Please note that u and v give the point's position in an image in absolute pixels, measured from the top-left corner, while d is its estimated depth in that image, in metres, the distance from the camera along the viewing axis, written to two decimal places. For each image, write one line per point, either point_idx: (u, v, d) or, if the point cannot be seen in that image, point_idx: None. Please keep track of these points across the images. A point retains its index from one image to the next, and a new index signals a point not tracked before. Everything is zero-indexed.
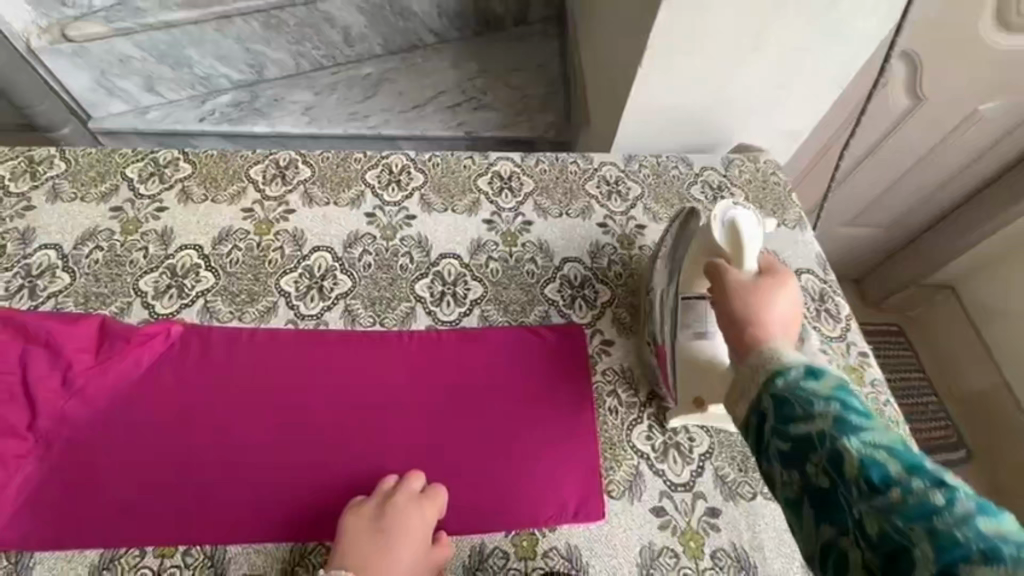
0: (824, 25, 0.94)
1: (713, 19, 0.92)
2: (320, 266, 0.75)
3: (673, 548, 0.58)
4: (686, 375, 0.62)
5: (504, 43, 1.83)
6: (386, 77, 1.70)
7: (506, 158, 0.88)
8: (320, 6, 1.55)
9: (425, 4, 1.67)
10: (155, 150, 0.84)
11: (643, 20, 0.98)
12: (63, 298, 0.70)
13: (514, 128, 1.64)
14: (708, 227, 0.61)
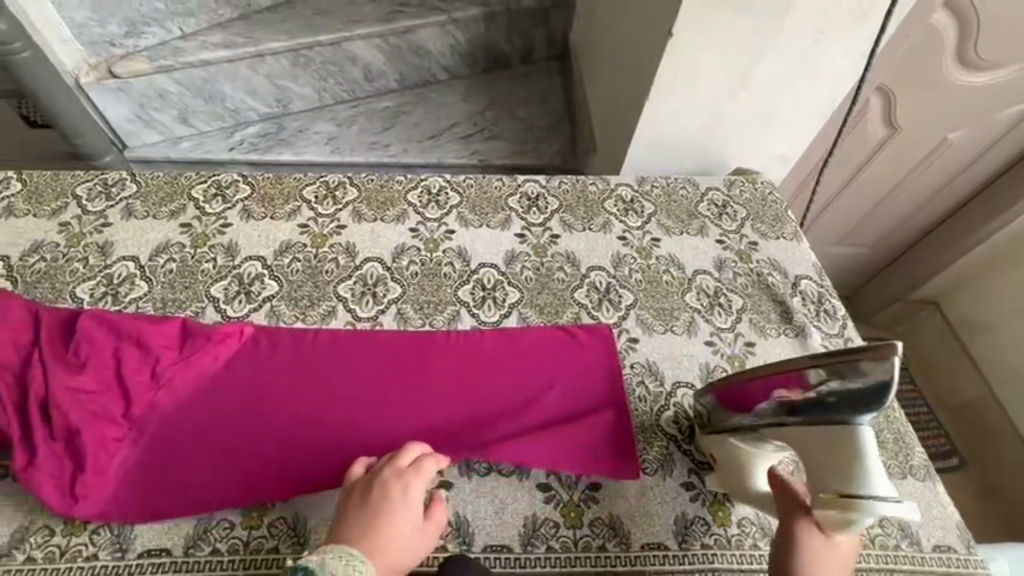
0: (805, 68, 1.08)
1: (713, 51, 1.04)
2: (372, 274, 0.83)
3: (704, 517, 0.65)
4: (718, 439, 0.66)
5: (510, 80, 1.97)
6: (403, 110, 1.83)
7: (532, 180, 0.99)
8: (345, 46, 1.67)
9: (440, 44, 1.81)
10: (218, 174, 0.93)
11: (650, 58, 1.11)
12: (143, 303, 0.77)
13: (523, 157, 1.75)
14: (833, 485, 0.53)
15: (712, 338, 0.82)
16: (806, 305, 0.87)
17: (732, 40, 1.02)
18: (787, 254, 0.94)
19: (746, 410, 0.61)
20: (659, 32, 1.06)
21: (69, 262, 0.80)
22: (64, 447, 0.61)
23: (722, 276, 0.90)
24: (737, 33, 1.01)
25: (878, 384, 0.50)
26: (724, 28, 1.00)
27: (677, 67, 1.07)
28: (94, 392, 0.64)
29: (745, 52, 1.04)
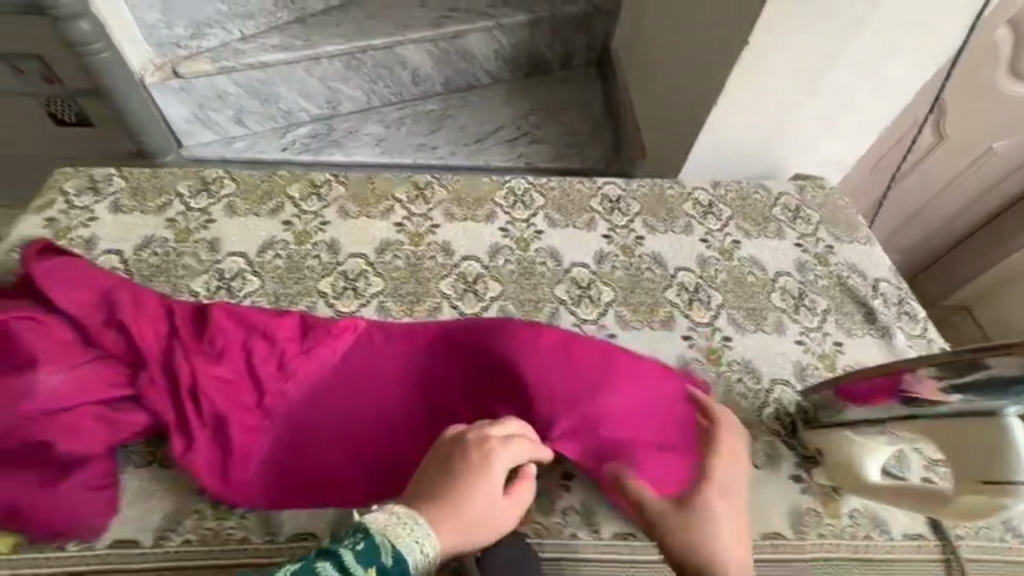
0: (871, 79, 1.12)
1: (783, 59, 1.07)
2: (471, 272, 0.86)
3: (816, 509, 0.67)
4: (829, 437, 0.69)
5: (551, 85, 1.97)
6: (448, 113, 1.83)
7: (612, 183, 1.02)
8: (396, 50, 1.70)
9: (486, 49, 1.83)
10: (311, 173, 0.95)
11: (717, 65, 1.14)
12: (257, 297, 0.79)
13: (567, 160, 1.76)
14: (976, 475, 0.56)
15: (801, 338, 0.85)
16: (888, 306, 0.90)
17: (802, 48, 1.05)
18: (863, 257, 0.97)
19: (868, 406, 0.65)
20: (730, 42, 1.09)
21: (181, 257, 0.82)
22: (210, 434, 0.63)
23: (804, 277, 0.92)
24: (809, 41, 1.04)
25: (1017, 377, 0.53)
26: (796, 37, 1.03)
27: (746, 74, 1.10)
28: (233, 381, 0.65)
29: (814, 61, 1.08)
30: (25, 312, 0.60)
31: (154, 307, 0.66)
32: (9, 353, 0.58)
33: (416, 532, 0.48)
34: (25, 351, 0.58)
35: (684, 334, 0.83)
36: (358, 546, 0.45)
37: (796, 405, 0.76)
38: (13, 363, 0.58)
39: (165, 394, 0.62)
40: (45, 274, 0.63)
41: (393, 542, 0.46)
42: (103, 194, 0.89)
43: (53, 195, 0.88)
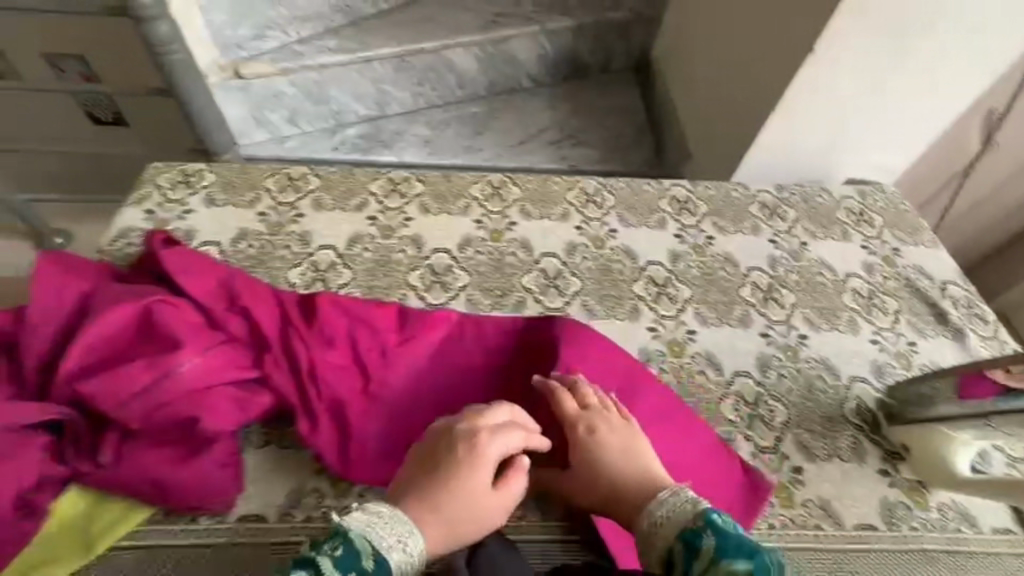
0: (929, 88, 1.13)
1: (851, 58, 1.06)
2: (552, 268, 0.89)
3: (904, 501, 0.70)
4: (915, 434, 0.72)
5: (593, 90, 2.00)
6: (493, 111, 1.88)
7: (679, 185, 1.04)
8: (445, 53, 1.73)
9: (530, 52, 1.86)
10: (390, 171, 0.98)
11: (779, 63, 1.13)
12: (351, 288, 0.82)
13: (612, 163, 1.79)
14: None
15: (876, 337, 0.86)
16: (958, 308, 0.91)
17: (871, 47, 1.04)
18: (929, 260, 0.98)
19: (967, 405, 0.68)
20: (795, 40, 1.07)
21: (276, 249, 0.85)
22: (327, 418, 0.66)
23: (873, 278, 0.94)
24: (866, 53, 1.05)
25: None
26: (868, 35, 1.02)
27: (812, 73, 1.08)
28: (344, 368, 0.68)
29: (879, 63, 1.08)
30: (156, 294, 0.63)
31: (269, 296, 0.70)
32: (147, 334, 0.61)
33: (402, 538, 0.50)
34: (163, 332, 0.61)
35: (762, 332, 0.85)
36: (336, 552, 0.48)
37: (877, 401, 0.78)
38: (151, 343, 0.61)
39: (287, 378, 0.66)
40: (173, 264, 0.68)
41: (376, 546, 0.49)
42: (195, 188, 0.92)
43: (148, 188, 0.92)
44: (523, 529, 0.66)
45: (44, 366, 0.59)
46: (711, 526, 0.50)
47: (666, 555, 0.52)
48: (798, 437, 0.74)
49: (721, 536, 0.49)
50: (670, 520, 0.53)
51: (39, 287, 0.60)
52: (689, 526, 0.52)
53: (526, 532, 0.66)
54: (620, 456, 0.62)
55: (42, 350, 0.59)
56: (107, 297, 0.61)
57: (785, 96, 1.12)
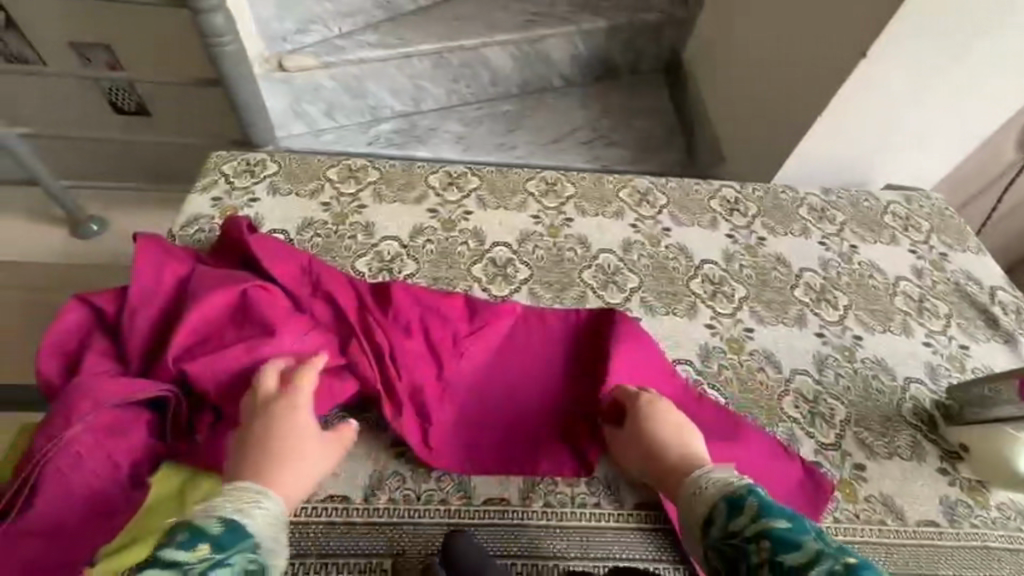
0: (972, 92, 1.12)
1: (903, 61, 1.04)
2: (609, 264, 0.90)
3: (966, 501, 0.72)
4: (981, 435, 0.73)
5: (622, 92, 1.88)
6: (525, 113, 1.79)
7: (729, 185, 1.04)
8: (482, 50, 1.67)
9: (564, 53, 1.77)
10: (447, 165, 0.99)
11: (831, 63, 1.09)
12: (417, 278, 0.84)
13: (644, 165, 1.71)
14: None
15: (929, 340, 0.88)
16: (1006, 315, 0.93)
17: (924, 48, 1.02)
18: (976, 266, 1.00)
19: None
20: (847, 43, 1.05)
21: (342, 239, 0.87)
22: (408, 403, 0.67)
23: (922, 282, 0.95)
24: (915, 58, 1.03)
25: None
26: (920, 39, 1.00)
27: (861, 75, 1.06)
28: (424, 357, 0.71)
29: (931, 65, 1.06)
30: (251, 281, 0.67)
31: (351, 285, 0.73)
32: (241, 319, 0.65)
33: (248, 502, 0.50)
34: (255, 317, 0.65)
35: (818, 332, 0.86)
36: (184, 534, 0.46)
37: (932, 401, 0.80)
38: (244, 327, 0.65)
39: (368, 365, 0.68)
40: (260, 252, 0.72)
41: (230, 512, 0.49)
42: (259, 176, 0.94)
43: (214, 175, 0.93)
44: (601, 517, 0.66)
45: (147, 347, 0.64)
46: (755, 492, 0.50)
47: (705, 515, 0.52)
48: (858, 435, 0.76)
49: (765, 500, 0.49)
50: (715, 484, 0.54)
51: (142, 272, 0.65)
52: (732, 489, 0.52)
53: (602, 519, 0.66)
54: (670, 430, 0.63)
55: (147, 332, 0.64)
56: (203, 282, 0.65)
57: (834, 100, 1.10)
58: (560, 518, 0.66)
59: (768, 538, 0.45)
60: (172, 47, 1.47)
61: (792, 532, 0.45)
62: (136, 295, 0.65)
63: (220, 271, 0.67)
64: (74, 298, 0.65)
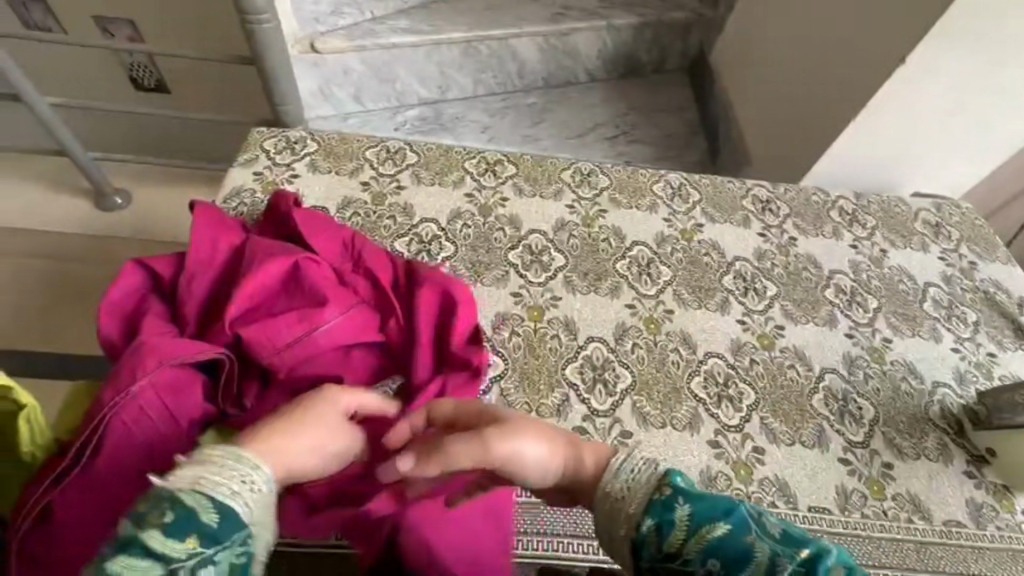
0: (1008, 103, 1.11)
1: (945, 66, 1.03)
2: (643, 256, 0.91)
3: (992, 504, 0.73)
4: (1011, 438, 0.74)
5: (648, 87, 1.83)
6: (549, 107, 1.76)
7: (761, 185, 1.04)
8: (511, 41, 1.64)
9: (592, 47, 1.73)
10: (484, 151, 1.00)
11: (870, 66, 1.08)
12: (455, 262, 0.85)
13: (666, 164, 1.66)
14: None
15: (957, 346, 0.88)
16: None
17: (968, 53, 1.01)
18: (1005, 276, 1.00)
19: None
20: (885, 47, 1.04)
21: (381, 219, 0.88)
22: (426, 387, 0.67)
23: (952, 289, 0.95)
24: (958, 65, 1.03)
25: None
26: (964, 45, 0.99)
27: (902, 79, 1.05)
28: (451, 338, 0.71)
29: (973, 70, 1.05)
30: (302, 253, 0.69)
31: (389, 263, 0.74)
32: (293, 290, 0.67)
33: (245, 479, 0.41)
34: (305, 287, 0.67)
35: (848, 332, 0.87)
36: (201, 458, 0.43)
37: (961, 407, 0.81)
38: (295, 297, 0.67)
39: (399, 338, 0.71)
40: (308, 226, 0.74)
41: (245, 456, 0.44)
42: (300, 154, 0.95)
43: (255, 151, 0.94)
44: None
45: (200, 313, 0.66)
46: (682, 492, 0.44)
47: (634, 535, 0.44)
48: (886, 435, 0.77)
49: (695, 502, 0.43)
50: (636, 484, 0.46)
51: (199, 238, 0.69)
52: (656, 495, 0.44)
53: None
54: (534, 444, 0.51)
55: (203, 299, 0.67)
56: (257, 252, 0.68)
57: (872, 103, 1.09)
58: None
59: (718, 557, 0.40)
60: (207, 23, 1.49)
61: (737, 545, 0.40)
62: (194, 262, 0.68)
63: (273, 243, 0.69)
64: (133, 262, 0.67)
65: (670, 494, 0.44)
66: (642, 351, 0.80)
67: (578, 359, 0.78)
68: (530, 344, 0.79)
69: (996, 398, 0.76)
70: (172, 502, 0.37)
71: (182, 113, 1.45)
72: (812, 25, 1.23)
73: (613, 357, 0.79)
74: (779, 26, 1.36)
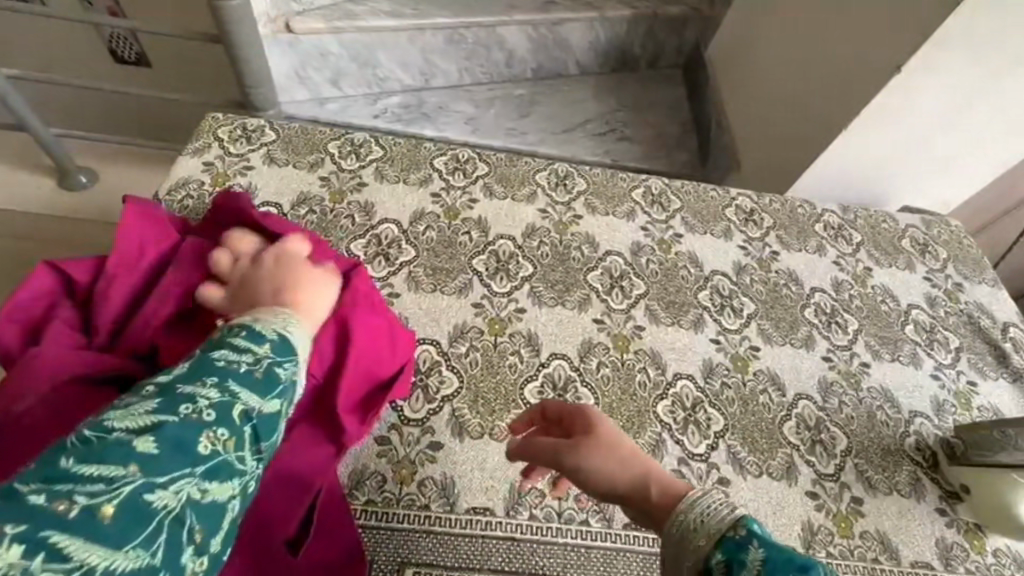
0: (1006, 119, 1.07)
1: (948, 72, 0.98)
2: (616, 268, 0.86)
3: (963, 544, 0.70)
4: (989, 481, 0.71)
5: (639, 83, 1.77)
6: (537, 99, 1.67)
7: (746, 195, 0.99)
8: (498, 30, 1.57)
9: (583, 39, 1.66)
10: (455, 148, 0.94)
11: (866, 74, 1.03)
12: (414, 268, 0.80)
13: (655, 163, 1.59)
14: None
15: (937, 373, 0.85)
16: (1017, 353, 0.90)
17: (969, 62, 0.96)
18: (991, 299, 0.96)
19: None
20: (881, 53, 0.99)
21: (338, 218, 0.83)
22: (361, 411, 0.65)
23: (935, 312, 0.92)
24: (958, 74, 0.98)
25: None
26: (965, 54, 0.94)
27: (900, 87, 1.00)
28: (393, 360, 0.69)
29: (977, 79, 1.00)
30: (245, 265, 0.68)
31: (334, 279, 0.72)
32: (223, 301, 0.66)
33: (289, 323, 0.56)
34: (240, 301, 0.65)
35: (825, 355, 0.83)
36: (244, 334, 0.52)
37: (937, 438, 0.78)
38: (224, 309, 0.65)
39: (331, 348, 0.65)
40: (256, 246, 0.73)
41: (278, 326, 0.55)
42: (256, 143, 0.88)
43: (208, 138, 0.88)
44: (588, 535, 0.63)
45: (118, 323, 0.64)
46: (759, 536, 0.38)
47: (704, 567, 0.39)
48: (858, 467, 0.74)
49: (773, 548, 0.37)
50: (706, 521, 0.42)
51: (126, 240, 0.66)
52: (728, 534, 0.40)
53: (591, 538, 0.63)
54: (609, 458, 0.50)
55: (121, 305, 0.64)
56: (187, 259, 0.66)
57: (865, 111, 1.05)
58: (548, 536, 0.63)
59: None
60: None
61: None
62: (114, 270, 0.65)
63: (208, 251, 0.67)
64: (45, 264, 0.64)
65: (745, 536, 0.39)
66: (607, 370, 0.76)
67: (538, 378, 0.74)
68: (488, 360, 0.74)
69: (974, 433, 0.73)
70: (241, 328, 0.53)
71: (146, 91, 1.36)
72: (809, 27, 1.17)
73: (576, 376, 0.75)
74: (775, 26, 1.31)
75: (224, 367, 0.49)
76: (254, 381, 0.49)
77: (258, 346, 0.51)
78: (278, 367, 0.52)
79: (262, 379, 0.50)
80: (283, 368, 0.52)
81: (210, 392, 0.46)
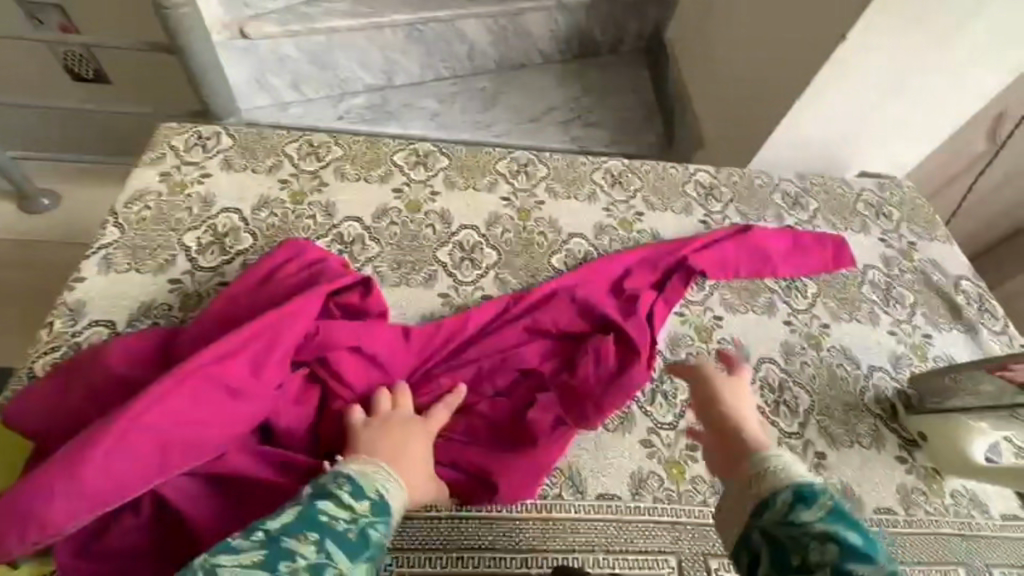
0: (949, 81, 1.11)
1: (888, 43, 1.01)
2: (580, 249, 0.88)
3: (920, 487, 0.74)
4: (934, 432, 0.75)
5: (602, 68, 1.77)
6: (501, 90, 1.68)
7: (704, 170, 1.01)
8: (457, 22, 1.56)
9: (543, 27, 1.66)
10: (415, 142, 0.94)
11: (812, 47, 1.06)
12: (378, 264, 0.82)
13: (624, 145, 1.60)
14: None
15: (894, 329, 0.88)
16: (972, 305, 0.94)
17: (906, 31, 1.00)
18: (944, 255, 1.00)
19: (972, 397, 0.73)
20: (829, 23, 1.01)
21: (300, 219, 0.83)
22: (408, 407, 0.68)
23: (891, 271, 0.95)
24: (897, 43, 1.02)
25: None
26: (902, 22, 0.98)
27: (842, 58, 1.03)
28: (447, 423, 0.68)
29: (917, 46, 1.03)
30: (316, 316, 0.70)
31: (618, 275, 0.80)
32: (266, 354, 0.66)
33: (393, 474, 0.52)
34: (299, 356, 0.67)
35: (786, 319, 0.85)
36: (349, 483, 0.49)
37: (895, 391, 0.81)
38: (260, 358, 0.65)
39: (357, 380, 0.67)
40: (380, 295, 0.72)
41: (376, 481, 0.51)
42: (212, 151, 0.88)
43: (163, 149, 0.87)
44: (560, 508, 0.65)
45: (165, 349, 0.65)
46: (831, 492, 0.41)
47: (764, 497, 0.43)
48: (821, 424, 0.77)
49: (839, 502, 0.40)
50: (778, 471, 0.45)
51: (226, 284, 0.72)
52: (803, 482, 0.43)
53: (563, 510, 0.65)
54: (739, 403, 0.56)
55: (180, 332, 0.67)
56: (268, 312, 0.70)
57: (814, 83, 1.08)
58: (520, 512, 0.65)
59: (838, 542, 0.37)
60: None
61: (864, 546, 0.38)
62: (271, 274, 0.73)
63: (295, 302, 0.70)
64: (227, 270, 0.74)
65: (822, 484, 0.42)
66: None
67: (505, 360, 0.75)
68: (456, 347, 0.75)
69: (928, 384, 0.77)
70: (348, 474, 0.50)
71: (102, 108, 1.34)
72: None
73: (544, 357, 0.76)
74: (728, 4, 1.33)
75: (329, 517, 0.46)
76: (352, 541, 0.46)
77: (358, 501, 0.48)
78: (373, 528, 0.47)
79: (357, 541, 0.46)
80: (378, 529, 0.48)
81: (314, 551, 0.43)
